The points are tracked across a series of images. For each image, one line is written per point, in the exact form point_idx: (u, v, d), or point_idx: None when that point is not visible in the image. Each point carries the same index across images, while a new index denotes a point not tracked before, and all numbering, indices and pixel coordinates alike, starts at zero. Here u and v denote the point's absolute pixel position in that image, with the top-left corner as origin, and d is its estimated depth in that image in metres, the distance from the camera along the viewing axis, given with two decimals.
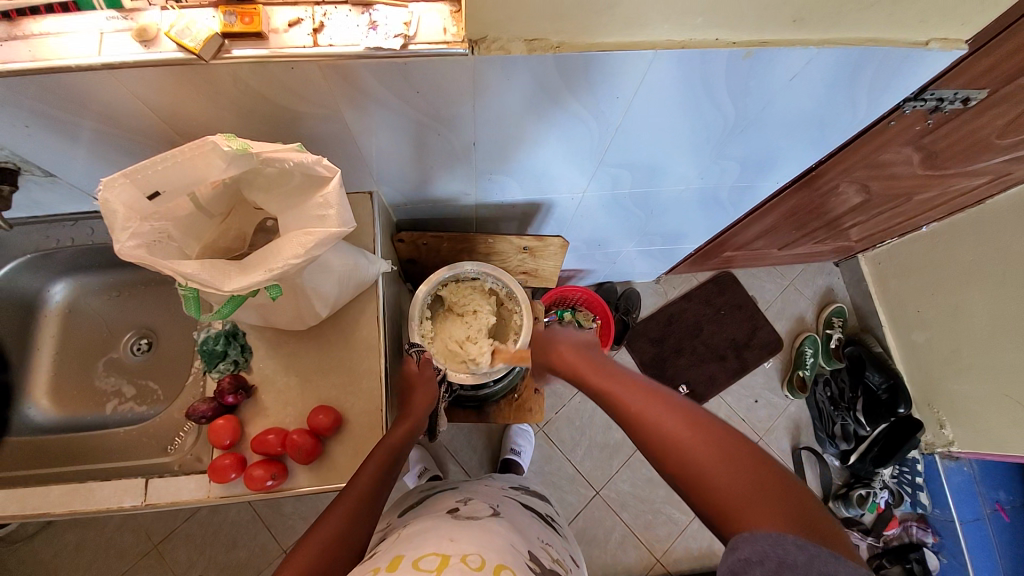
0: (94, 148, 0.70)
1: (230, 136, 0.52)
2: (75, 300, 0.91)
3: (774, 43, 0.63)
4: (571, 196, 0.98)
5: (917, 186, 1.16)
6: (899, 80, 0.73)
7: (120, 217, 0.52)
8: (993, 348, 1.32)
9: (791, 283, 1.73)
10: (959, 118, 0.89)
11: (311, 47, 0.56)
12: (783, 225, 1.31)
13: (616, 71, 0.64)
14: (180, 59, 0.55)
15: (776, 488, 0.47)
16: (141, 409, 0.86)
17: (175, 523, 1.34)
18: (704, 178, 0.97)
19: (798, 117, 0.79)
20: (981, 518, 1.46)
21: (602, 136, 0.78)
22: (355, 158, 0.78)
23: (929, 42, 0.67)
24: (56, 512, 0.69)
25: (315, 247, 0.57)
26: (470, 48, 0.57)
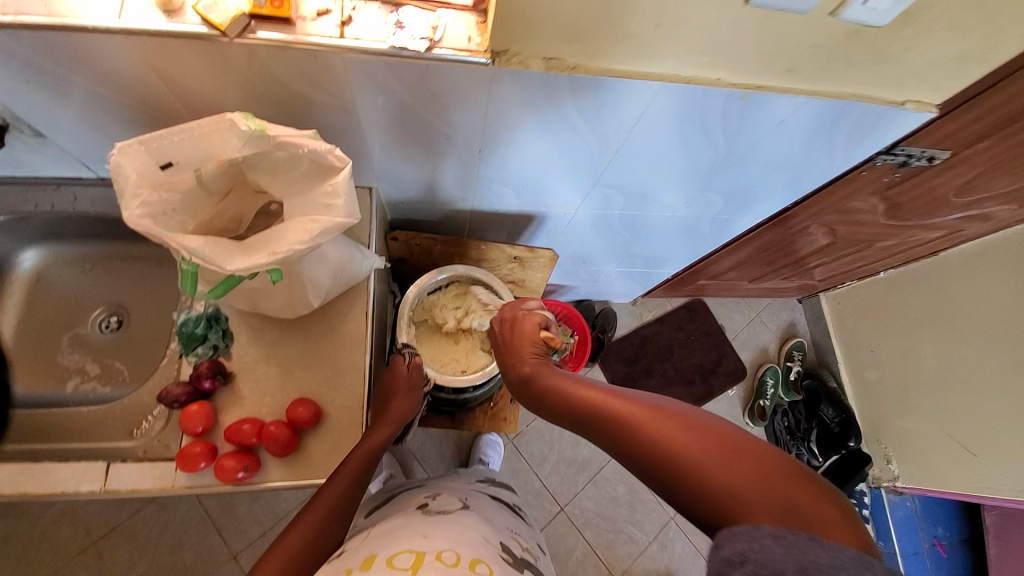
0: (92, 115, 0.68)
1: (251, 116, 0.52)
2: (45, 270, 0.87)
3: (769, 89, 0.69)
4: (563, 212, 1.01)
5: (879, 234, 1.26)
6: (874, 134, 0.80)
7: (130, 183, 0.52)
8: (937, 389, 1.43)
9: (758, 315, 1.82)
10: (920, 174, 0.98)
11: (336, 38, 0.57)
12: (755, 259, 1.38)
13: (625, 98, 0.67)
14: (202, 33, 0.55)
15: (775, 482, 0.47)
16: (106, 390, 0.82)
17: (118, 518, 1.26)
18: (690, 207, 1.02)
19: (781, 159, 0.85)
20: (921, 552, 1.56)
21: (603, 156, 0.81)
22: (358, 152, 0.78)
23: (905, 102, 0.74)
24: (2, 493, 0.65)
25: (320, 235, 0.57)
26: (492, 58, 0.59)
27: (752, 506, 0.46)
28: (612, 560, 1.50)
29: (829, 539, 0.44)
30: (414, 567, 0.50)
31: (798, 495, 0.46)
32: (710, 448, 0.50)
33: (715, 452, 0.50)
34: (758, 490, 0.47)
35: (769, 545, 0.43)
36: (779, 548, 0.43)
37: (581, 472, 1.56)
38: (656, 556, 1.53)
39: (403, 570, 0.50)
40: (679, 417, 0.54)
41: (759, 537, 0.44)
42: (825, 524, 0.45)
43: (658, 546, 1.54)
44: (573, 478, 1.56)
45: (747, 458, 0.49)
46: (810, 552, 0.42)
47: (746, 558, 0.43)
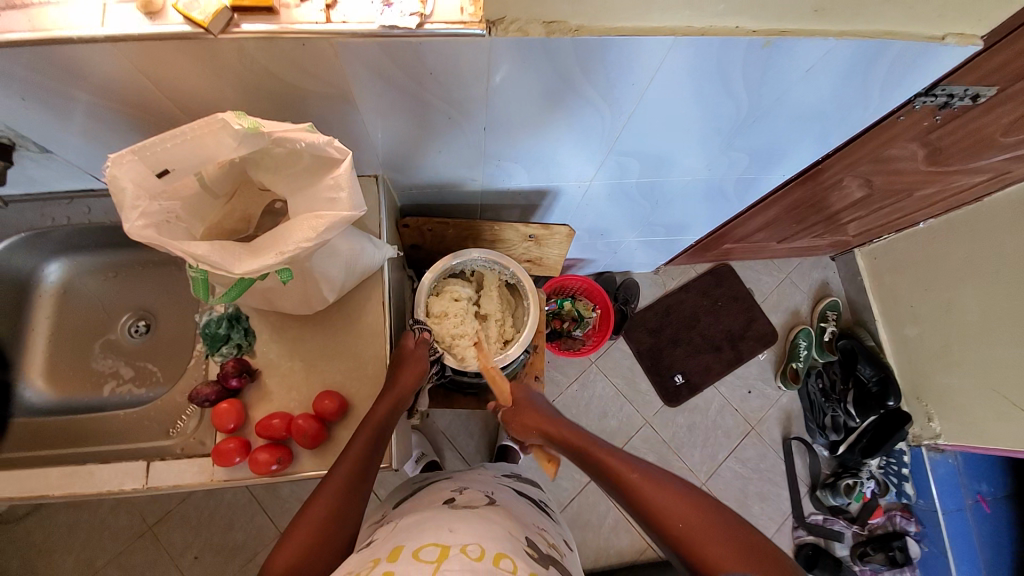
0: (92, 124, 0.67)
1: (241, 113, 0.51)
2: (72, 279, 0.89)
3: (795, 34, 0.62)
4: (577, 185, 0.97)
5: (920, 182, 1.17)
6: (914, 74, 0.73)
7: (129, 195, 0.51)
8: (984, 344, 1.35)
9: (788, 276, 1.74)
10: (968, 114, 0.89)
11: (322, 24, 0.54)
12: (784, 218, 1.31)
13: (633, 58, 0.62)
14: (187, 32, 0.53)
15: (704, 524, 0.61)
16: (141, 391, 0.85)
17: (171, 505, 1.34)
18: (711, 169, 0.96)
19: (809, 109, 0.79)
20: (964, 508, 1.52)
21: (615, 122, 0.77)
22: (360, 140, 0.76)
23: (946, 37, 0.66)
24: (57, 494, 0.69)
25: (326, 230, 0.56)
26: (487, 29, 0.56)
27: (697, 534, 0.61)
28: None
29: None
30: (438, 560, 0.51)
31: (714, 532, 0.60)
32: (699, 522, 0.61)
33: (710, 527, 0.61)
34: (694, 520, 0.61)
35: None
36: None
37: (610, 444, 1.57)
38: None
39: (429, 563, 0.51)
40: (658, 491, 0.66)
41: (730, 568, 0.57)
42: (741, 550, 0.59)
43: None
44: None
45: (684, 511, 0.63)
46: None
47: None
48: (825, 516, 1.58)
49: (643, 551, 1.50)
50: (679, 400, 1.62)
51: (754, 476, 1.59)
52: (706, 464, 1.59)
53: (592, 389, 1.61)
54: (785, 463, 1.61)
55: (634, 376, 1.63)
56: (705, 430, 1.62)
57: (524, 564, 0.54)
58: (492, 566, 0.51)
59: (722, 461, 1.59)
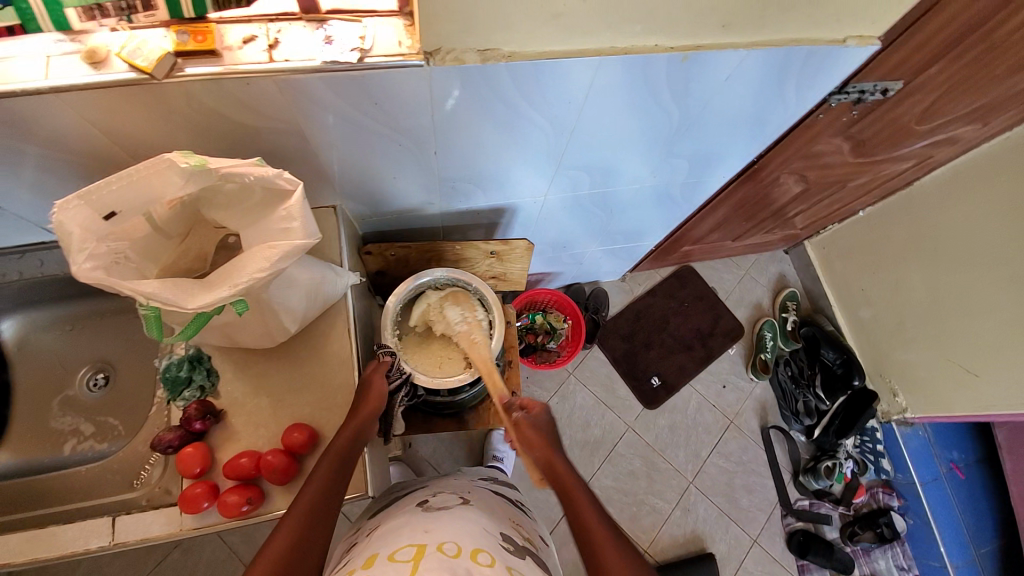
0: (38, 177, 0.67)
1: (188, 152, 0.52)
2: (24, 337, 0.87)
3: (710, 47, 0.68)
4: (533, 200, 1.01)
5: (850, 173, 1.26)
6: (823, 76, 0.80)
7: (76, 238, 0.51)
8: (933, 317, 1.44)
9: (747, 272, 1.82)
10: (880, 108, 0.98)
11: (265, 63, 0.57)
12: (734, 217, 1.38)
13: (568, 78, 0.67)
14: (132, 79, 0.55)
15: None
16: (103, 446, 0.82)
17: (144, 569, 1.26)
18: (658, 176, 1.02)
19: (737, 114, 0.85)
20: (940, 477, 1.57)
21: (560, 138, 0.81)
22: (315, 172, 0.78)
23: (846, 40, 0.74)
24: (15, 562, 0.66)
25: (280, 260, 0.57)
26: (425, 59, 0.59)
27: None
28: (638, 534, 1.51)
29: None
30: (415, 559, 0.51)
31: None
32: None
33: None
34: None
35: None
36: None
37: (595, 453, 1.58)
38: (681, 523, 1.54)
39: (405, 563, 0.51)
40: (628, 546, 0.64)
41: None
42: None
43: (681, 513, 1.55)
44: (588, 460, 1.57)
45: None
46: None
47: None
48: (811, 501, 1.61)
49: None
50: (657, 402, 1.64)
51: (737, 469, 1.62)
52: (691, 462, 1.61)
53: (572, 400, 1.62)
54: (766, 452, 1.64)
55: (612, 382, 1.65)
56: (686, 429, 1.64)
57: (502, 558, 0.55)
58: (469, 562, 0.51)
59: (706, 458, 1.62)
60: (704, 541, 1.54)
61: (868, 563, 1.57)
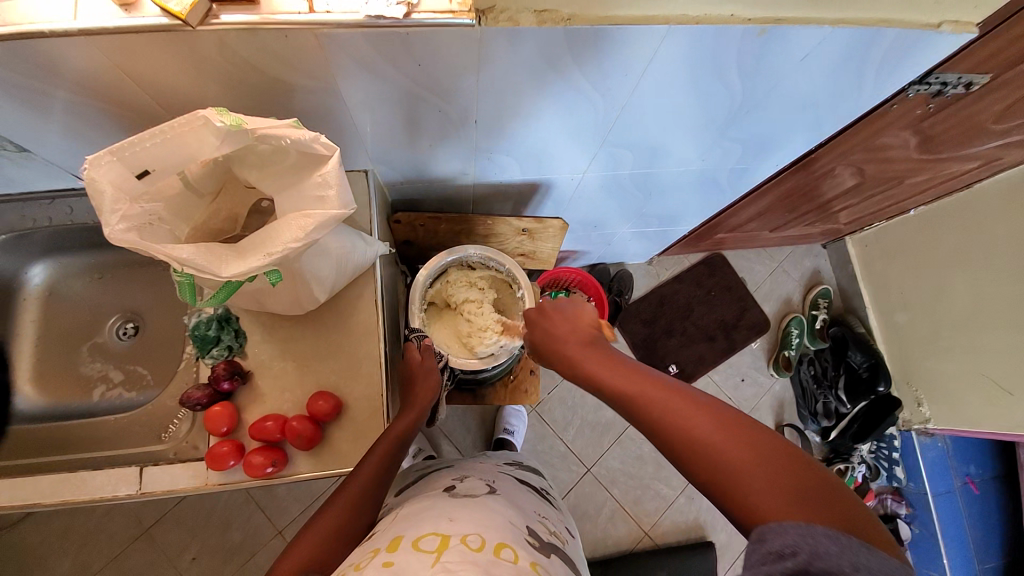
0: (69, 123, 0.65)
1: (223, 110, 0.49)
2: (56, 282, 0.87)
3: (789, 21, 0.61)
4: (570, 177, 0.96)
5: (911, 170, 1.17)
6: (907, 62, 0.72)
7: (108, 198, 0.49)
8: (972, 329, 1.37)
9: (780, 265, 1.75)
10: (960, 102, 0.89)
11: (305, 14, 0.52)
12: (777, 207, 1.31)
13: (629, 47, 0.61)
14: (164, 25, 0.51)
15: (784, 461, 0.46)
16: (131, 395, 0.84)
17: (166, 507, 1.33)
18: (704, 160, 0.95)
19: (803, 98, 0.78)
20: (952, 490, 1.55)
21: (608, 114, 0.76)
22: (349, 135, 0.74)
23: (941, 25, 0.66)
24: (48, 502, 0.68)
25: (315, 230, 0.54)
26: (477, 18, 0.54)
27: (783, 495, 0.43)
28: (641, 516, 1.53)
29: (867, 544, 0.40)
30: (439, 551, 0.51)
31: (829, 491, 0.44)
32: (756, 460, 0.46)
33: (774, 464, 0.46)
34: (782, 470, 0.45)
35: (820, 542, 0.39)
36: (832, 546, 0.39)
37: (605, 435, 1.58)
38: (685, 510, 1.56)
39: (428, 554, 0.50)
40: (717, 412, 0.50)
41: (810, 532, 0.40)
42: (856, 521, 0.42)
43: (686, 500, 1.56)
44: (598, 441, 1.57)
45: (764, 449, 0.47)
46: (862, 554, 0.39)
47: (788, 546, 0.40)
48: None
49: (640, 539, 1.52)
50: None
51: None
52: None
53: None
54: None
55: None
56: None
57: (526, 554, 0.54)
58: (493, 557, 0.50)
59: None
60: (706, 529, 1.55)
61: None
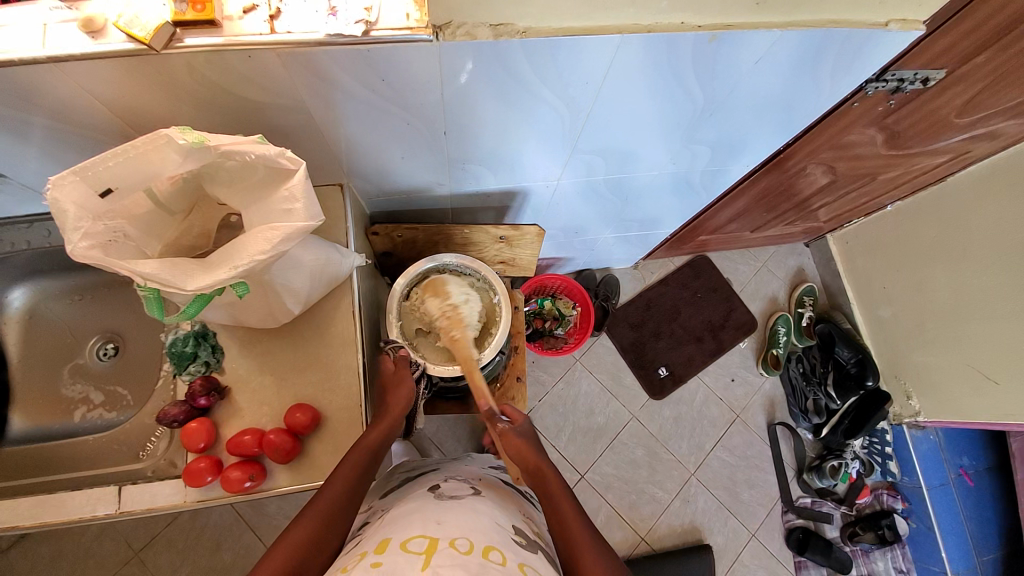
0: (43, 147, 0.66)
1: (185, 128, 0.51)
2: (36, 305, 0.88)
3: (740, 26, 0.64)
4: (545, 184, 0.98)
5: (881, 166, 1.20)
6: (860, 62, 0.75)
7: (70, 216, 0.50)
8: (955, 321, 1.38)
9: (764, 265, 1.77)
10: (919, 98, 0.92)
11: (267, 35, 0.54)
12: (755, 207, 1.33)
13: (587, 56, 0.63)
14: (130, 50, 0.53)
15: None
16: (111, 415, 0.84)
17: (156, 530, 1.31)
18: (676, 163, 0.98)
19: (764, 100, 0.80)
20: (947, 483, 1.55)
21: (575, 122, 0.78)
22: (321, 150, 0.76)
23: (889, 23, 0.69)
24: (26, 525, 0.68)
25: (281, 242, 0.55)
26: (435, 33, 0.56)
27: None
28: (636, 521, 1.52)
29: None
30: (428, 553, 0.51)
31: None
32: None
33: None
34: None
35: None
36: None
37: (598, 440, 1.58)
38: (680, 513, 1.55)
39: (417, 555, 0.51)
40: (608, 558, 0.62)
41: None
42: None
43: (681, 503, 1.56)
44: (590, 446, 1.57)
45: None
46: None
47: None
48: (813, 499, 1.60)
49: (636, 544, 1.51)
50: (664, 392, 1.63)
51: (740, 463, 1.61)
52: (695, 454, 1.60)
53: (578, 387, 1.61)
54: (772, 448, 1.63)
55: (618, 371, 1.64)
56: (691, 421, 1.63)
57: (513, 554, 0.55)
58: (481, 559, 0.51)
59: (709, 451, 1.61)
60: (703, 532, 1.55)
61: (867, 564, 1.57)
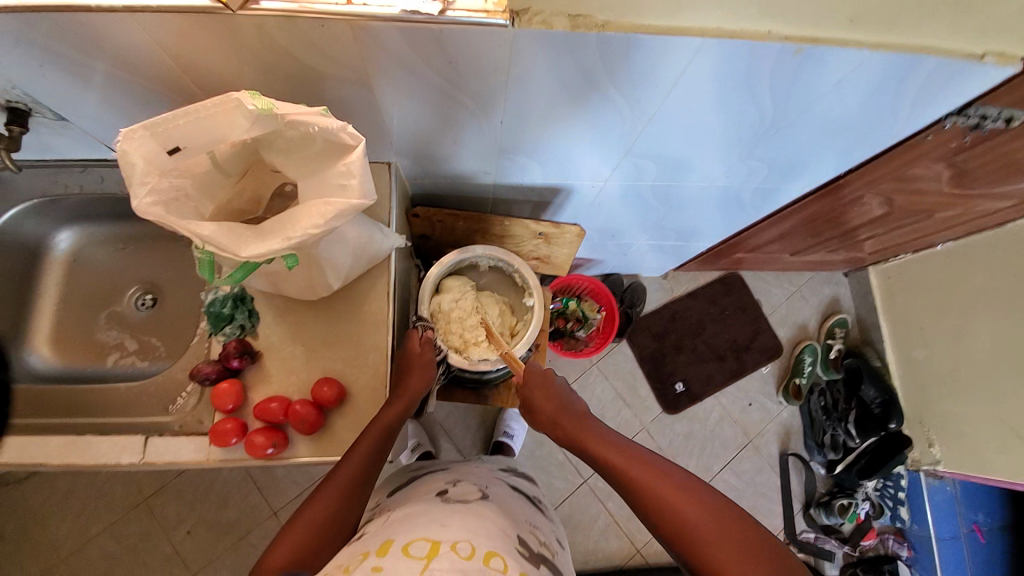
0: (109, 96, 0.67)
1: (255, 94, 0.50)
2: (81, 249, 0.90)
3: (827, 41, 0.60)
4: (591, 184, 0.96)
5: (941, 204, 1.14)
6: (946, 93, 0.71)
7: (139, 170, 0.51)
8: (995, 372, 1.32)
9: (798, 290, 1.72)
10: (998, 137, 0.87)
11: (343, 5, 0.53)
12: (799, 231, 1.29)
13: (659, 59, 0.61)
14: (205, 6, 0.52)
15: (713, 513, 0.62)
16: (144, 364, 0.86)
17: (168, 478, 1.35)
18: (729, 177, 0.94)
19: (836, 121, 0.76)
20: (958, 536, 1.50)
21: (634, 124, 0.75)
22: (375, 127, 0.75)
23: (985, 55, 0.64)
24: (54, 463, 0.70)
25: (335, 218, 0.55)
26: (511, 19, 0.54)
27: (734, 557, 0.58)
28: (635, 532, 1.51)
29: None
30: (429, 558, 0.50)
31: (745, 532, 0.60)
32: (699, 508, 0.62)
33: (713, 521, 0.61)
34: (719, 525, 0.61)
35: None
36: None
37: None
38: None
39: (418, 560, 0.50)
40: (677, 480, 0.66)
41: None
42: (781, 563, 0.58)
43: None
44: None
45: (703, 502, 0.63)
46: None
47: None
48: (817, 534, 1.56)
49: (632, 555, 1.50)
50: (678, 407, 1.60)
51: (748, 489, 1.58)
52: (701, 473, 1.58)
53: (591, 391, 1.60)
54: (781, 478, 1.59)
55: (634, 380, 1.62)
56: (701, 440, 1.61)
57: (514, 563, 0.54)
58: (482, 565, 0.50)
59: (717, 472, 1.58)
60: None
61: None
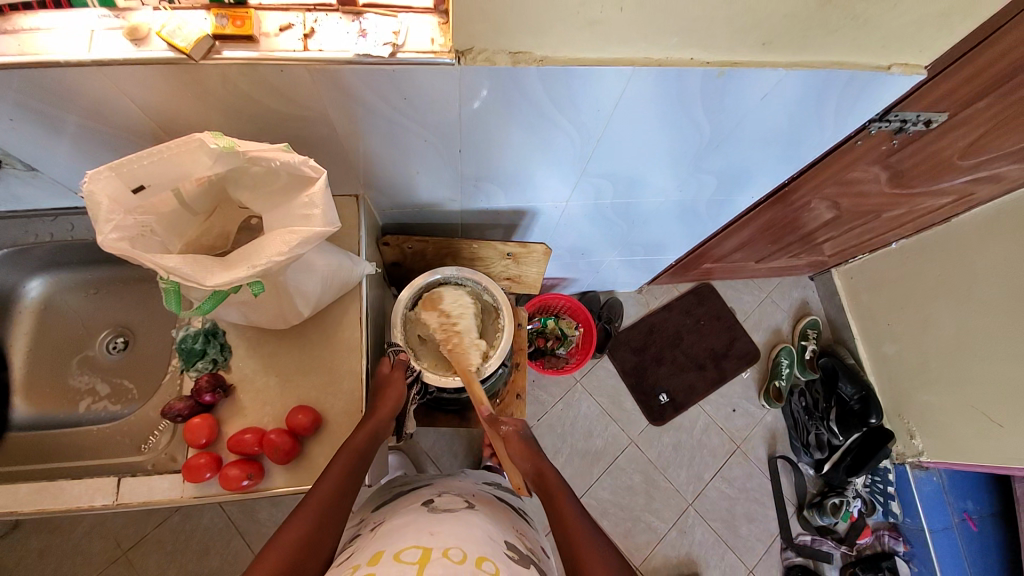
0: (79, 145, 0.70)
1: (218, 134, 0.54)
2: (52, 296, 0.90)
3: (746, 64, 0.67)
4: (554, 205, 1.01)
5: (885, 204, 1.22)
6: (863, 103, 0.78)
7: (104, 208, 0.53)
8: (960, 360, 1.37)
9: (768, 295, 1.78)
10: (922, 139, 0.94)
11: (300, 51, 0.58)
12: (759, 238, 1.35)
13: (596, 86, 0.66)
14: (169, 58, 0.56)
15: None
16: (116, 409, 0.85)
17: (146, 529, 1.30)
18: (682, 191, 1.00)
19: (771, 133, 0.83)
20: (950, 526, 1.50)
21: (585, 146, 0.80)
22: (341, 161, 0.79)
23: (891, 67, 0.71)
24: (23, 511, 0.68)
25: (299, 245, 0.58)
26: (456, 58, 0.59)
27: None
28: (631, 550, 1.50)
29: None
30: (421, 562, 0.51)
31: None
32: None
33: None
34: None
35: None
36: None
37: (595, 464, 1.56)
38: (677, 543, 1.52)
39: (410, 565, 0.51)
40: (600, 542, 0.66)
41: None
42: None
43: (677, 534, 1.53)
44: (587, 470, 1.55)
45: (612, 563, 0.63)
46: None
47: None
48: (813, 537, 1.56)
49: None
50: (663, 419, 1.62)
51: (740, 495, 1.59)
52: (692, 484, 1.58)
53: (577, 408, 1.61)
54: (771, 482, 1.60)
55: (618, 395, 1.64)
56: (690, 450, 1.62)
57: (506, 566, 0.55)
58: (475, 568, 0.51)
59: (707, 482, 1.59)
60: (699, 565, 1.51)
61: None
